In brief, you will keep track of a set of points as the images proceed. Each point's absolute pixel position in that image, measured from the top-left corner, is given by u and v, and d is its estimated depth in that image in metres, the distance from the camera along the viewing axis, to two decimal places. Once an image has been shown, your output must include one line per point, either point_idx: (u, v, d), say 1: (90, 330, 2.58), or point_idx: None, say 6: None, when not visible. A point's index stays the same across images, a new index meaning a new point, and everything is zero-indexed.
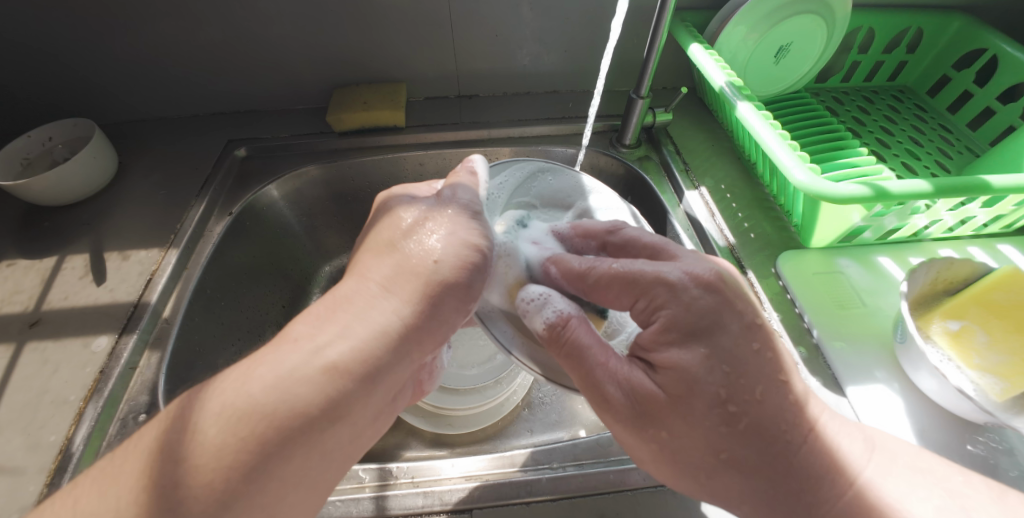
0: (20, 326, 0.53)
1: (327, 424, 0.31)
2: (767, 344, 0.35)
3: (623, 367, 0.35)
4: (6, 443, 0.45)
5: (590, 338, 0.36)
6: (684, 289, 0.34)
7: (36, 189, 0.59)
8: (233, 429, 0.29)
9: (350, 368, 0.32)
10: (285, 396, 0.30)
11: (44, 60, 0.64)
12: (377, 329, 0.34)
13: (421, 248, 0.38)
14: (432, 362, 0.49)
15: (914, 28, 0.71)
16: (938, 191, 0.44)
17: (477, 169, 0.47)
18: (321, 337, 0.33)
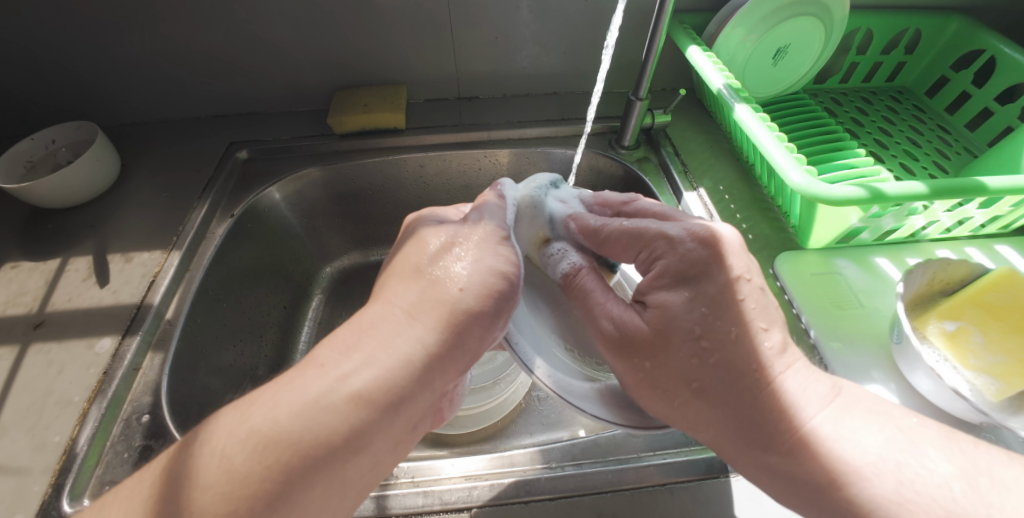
0: (24, 328, 0.53)
1: (349, 454, 0.31)
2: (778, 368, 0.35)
3: (620, 310, 0.39)
4: (11, 443, 0.46)
5: (593, 286, 0.42)
6: (680, 242, 0.39)
7: (39, 192, 0.59)
8: (258, 457, 0.30)
9: (372, 397, 0.32)
10: (310, 425, 0.31)
11: (46, 63, 0.65)
12: (401, 357, 0.34)
13: (448, 273, 0.38)
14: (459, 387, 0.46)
15: (912, 29, 0.71)
16: (934, 193, 0.45)
17: (505, 192, 0.48)
18: (347, 365, 0.33)
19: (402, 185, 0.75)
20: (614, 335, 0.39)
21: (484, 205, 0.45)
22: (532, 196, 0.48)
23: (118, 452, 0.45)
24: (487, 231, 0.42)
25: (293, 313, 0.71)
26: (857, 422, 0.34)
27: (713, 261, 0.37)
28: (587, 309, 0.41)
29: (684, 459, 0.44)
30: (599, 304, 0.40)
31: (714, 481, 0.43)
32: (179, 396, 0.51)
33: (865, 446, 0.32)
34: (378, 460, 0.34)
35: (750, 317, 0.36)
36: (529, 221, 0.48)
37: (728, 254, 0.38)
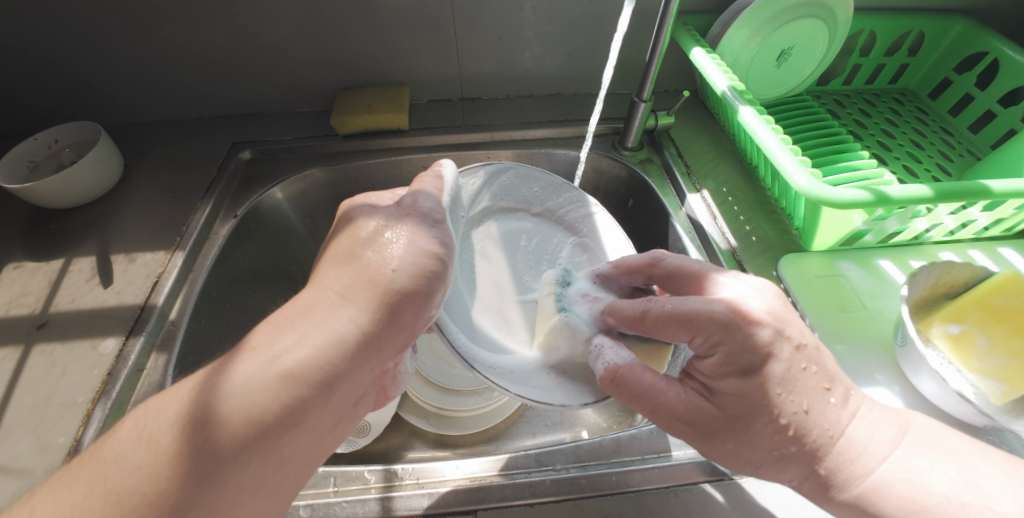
0: (28, 328, 0.53)
1: (284, 428, 0.33)
2: (801, 338, 0.35)
3: (681, 397, 0.37)
4: (16, 444, 0.46)
5: (644, 380, 0.37)
6: (737, 326, 0.35)
7: (41, 192, 0.59)
8: (188, 437, 0.31)
9: (304, 375, 0.33)
10: (239, 404, 0.31)
11: (49, 64, 0.65)
12: (334, 337, 0.35)
13: (380, 256, 0.38)
14: (399, 367, 0.47)
15: (916, 31, 0.71)
16: (939, 196, 0.45)
17: (444, 174, 0.47)
18: (278, 347, 0.34)
19: (405, 186, 0.75)
20: (686, 420, 0.36)
21: (417, 189, 0.44)
22: (598, 243, 0.51)
23: None
24: (418, 213, 0.42)
25: None
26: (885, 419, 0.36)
27: (789, 323, 0.35)
28: (641, 399, 0.37)
29: (688, 461, 0.44)
30: (652, 388, 0.37)
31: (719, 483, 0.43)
32: None
33: (878, 439, 0.35)
34: (315, 435, 0.35)
35: (811, 312, 0.36)
36: (599, 258, 0.51)
37: (790, 324, 0.35)
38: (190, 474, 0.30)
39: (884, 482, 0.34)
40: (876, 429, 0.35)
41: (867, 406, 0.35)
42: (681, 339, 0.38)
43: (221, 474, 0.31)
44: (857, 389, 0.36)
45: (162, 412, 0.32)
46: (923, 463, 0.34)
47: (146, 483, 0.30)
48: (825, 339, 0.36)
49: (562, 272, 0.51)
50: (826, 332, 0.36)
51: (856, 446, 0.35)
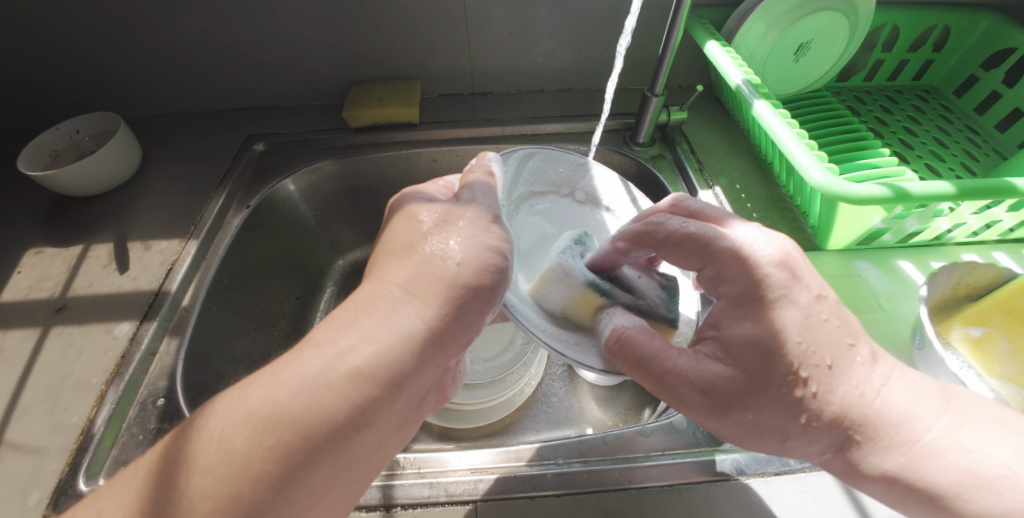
0: (47, 312, 0.55)
1: (356, 430, 0.32)
2: (817, 387, 0.33)
3: (693, 364, 0.36)
4: (31, 423, 0.47)
5: (651, 346, 0.37)
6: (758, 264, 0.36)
7: (62, 180, 0.61)
8: (259, 437, 0.30)
9: (373, 373, 0.33)
10: (311, 403, 0.31)
11: (74, 56, 0.67)
12: (399, 332, 0.34)
13: (441, 250, 0.38)
14: (458, 366, 0.47)
15: (941, 26, 0.69)
16: (963, 194, 0.43)
17: (493, 171, 0.47)
18: (345, 342, 0.33)
19: (416, 179, 0.75)
20: (699, 392, 0.35)
21: (472, 187, 0.44)
22: (560, 262, 0.43)
23: (134, 434, 0.46)
24: (477, 209, 0.41)
25: (306, 304, 0.72)
26: (979, 432, 0.33)
27: (794, 246, 0.37)
28: (692, 266, 0.37)
29: (692, 459, 0.43)
30: (680, 270, 0.37)
31: (723, 483, 0.42)
32: (193, 382, 0.51)
33: (920, 404, 0.33)
34: (382, 439, 0.34)
35: (839, 337, 0.34)
36: (558, 285, 0.43)
37: (804, 275, 0.35)
38: (265, 475, 0.29)
39: (928, 459, 0.33)
40: (915, 392, 0.34)
41: (915, 443, 0.33)
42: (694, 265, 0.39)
43: (286, 480, 0.30)
44: (882, 336, 0.36)
45: (231, 409, 0.31)
46: (976, 441, 0.33)
47: (219, 478, 0.29)
48: (862, 390, 0.33)
49: (549, 298, 0.43)
50: (856, 378, 0.34)
51: (902, 410, 0.33)
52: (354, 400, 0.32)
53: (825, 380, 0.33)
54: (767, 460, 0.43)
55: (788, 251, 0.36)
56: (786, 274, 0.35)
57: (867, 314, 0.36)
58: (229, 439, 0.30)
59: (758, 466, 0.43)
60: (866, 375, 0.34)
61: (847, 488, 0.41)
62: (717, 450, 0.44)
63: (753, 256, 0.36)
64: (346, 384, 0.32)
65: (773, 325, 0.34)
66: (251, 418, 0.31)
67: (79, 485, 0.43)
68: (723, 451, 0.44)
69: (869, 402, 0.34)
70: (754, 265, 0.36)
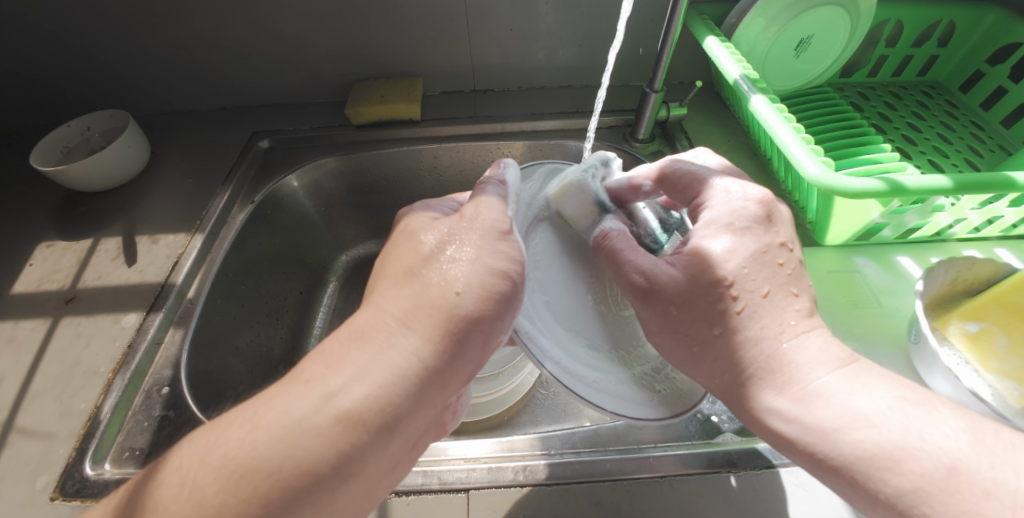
0: (57, 302, 0.57)
1: (341, 481, 0.32)
2: (742, 305, 0.37)
3: (653, 262, 0.40)
4: (41, 409, 0.49)
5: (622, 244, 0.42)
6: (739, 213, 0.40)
7: (73, 175, 0.62)
8: (236, 486, 0.30)
9: (363, 418, 0.32)
10: (294, 451, 0.31)
11: (86, 55, 0.69)
12: (394, 372, 0.34)
13: (442, 277, 0.38)
14: (460, 400, 0.45)
15: (946, 21, 0.68)
16: (961, 188, 0.43)
17: (506, 178, 0.46)
18: (336, 381, 0.33)
19: (417, 176, 0.76)
20: (642, 285, 0.40)
21: (478, 201, 0.42)
22: (580, 178, 0.47)
23: (139, 420, 0.48)
24: (481, 226, 0.40)
25: (308, 298, 0.73)
26: (876, 384, 0.33)
27: (760, 223, 0.39)
28: (617, 265, 0.42)
29: (684, 452, 0.44)
30: (628, 259, 0.41)
31: (715, 476, 0.42)
32: (197, 371, 0.53)
33: (863, 407, 0.32)
34: (368, 485, 0.34)
35: (782, 285, 0.37)
36: (574, 199, 0.47)
37: (775, 223, 0.40)
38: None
39: (890, 466, 0.30)
40: (861, 398, 0.32)
41: (811, 382, 0.34)
42: (683, 200, 0.45)
43: None
44: (816, 346, 0.35)
45: (212, 452, 0.32)
46: (862, 393, 0.33)
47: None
48: (782, 327, 0.36)
49: (568, 208, 0.48)
50: (784, 317, 0.36)
51: (832, 422, 0.32)
52: (341, 447, 0.32)
53: (788, 333, 0.36)
54: (759, 453, 0.43)
55: (749, 252, 0.38)
56: (737, 272, 0.37)
57: (799, 320, 0.36)
58: (208, 490, 0.30)
59: (750, 459, 0.43)
60: (794, 319, 0.36)
61: None
62: (710, 442, 0.45)
63: (705, 256, 0.38)
64: (333, 428, 0.31)
65: (721, 274, 0.37)
66: (230, 464, 0.31)
67: (85, 468, 0.44)
68: (715, 443, 0.44)
69: (784, 342, 0.36)
70: (710, 262, 0.38)
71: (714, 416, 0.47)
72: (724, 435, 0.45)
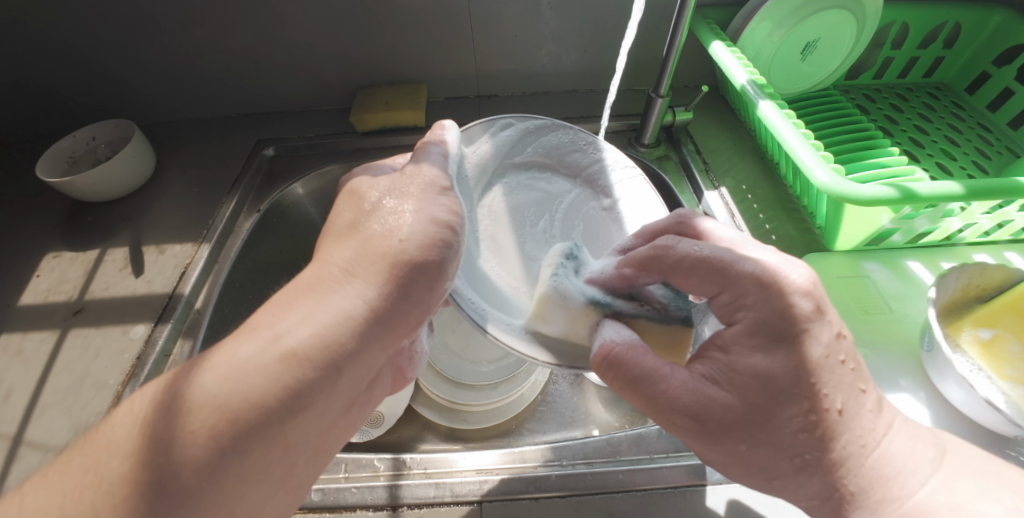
0: (65, 314, 0.57)
1: (291, 415, 0.31)
2: (840, 405, 0.31)
3: (689, 384, 0.33)
4: (51, 422, 0.49)
5: (645, 362, 0.33)
6: (771, 281, 0.33)
7: (79, 186, 0.62)
8: (184, 422, 0.29)
9: (308, 356, 0.32)
10: (243, 386, 0.30)
11: (93, 64, 0.69)
12: (340, 315, 0.33)
13: (384, 227, 0.37)
14: (414, 345, 0.47)
15: (952, 22, 0.68)
16: (972, 194, 0.42)
17: (447, 136, 0.46)
18: (281, 325, 0.32)
19: None
20: (697, 407, 0.32)
21: (422, 159, 0.42)
22: (553, 281, 0.38)
23: None
24: (428, 182, 0.40)
25: None
26: (977, 491, 0.31)
27: (818, 319, 0.32)
28: (647, 391, 0.33)
29: (696, 462, 0.43)
30: (660, 376, 0.33)
31: (729, 486, 0.42)
32: None
33: (986, 512, 0.29)
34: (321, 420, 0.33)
35: (833, 348, 0.32)
36: (556, 313, 0.37)
37: (827, 307, 0.33)
38: (191, 460, 0.29)
39: None
40: (963, 502, 0.30)
41: (908, 499, 0.31)
42: (704, 291, 0.36)
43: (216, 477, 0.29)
44: (943, 495, 0.31)
45: (162, 393, 0.30)
46: (968, 496, 0.30)
47: (149, 464, 0.28)
48: (864, 439, 0.32)
49: (548, 329, 0.38)
50: (861, 425, 0.32)
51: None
52: (286, 382, 0.31)
53: (849, 403, 0.32)
54: None
55: (831, 343, 0.32)
56: (816, 304, 0.33)
57: (877, 424, 0.32)
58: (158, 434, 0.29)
59: None
60: (872, 424, 0.32)
61: None
62: None
63: (769, 308, 0.33)
64: (279, 365, 0.31)
65: (790, 358, 0.32)
66: (182, 404, 0.30)
67: None
68: None
69: (867, 454, 0.32)
70: (793, 376, 0.31)
71: None
72: None
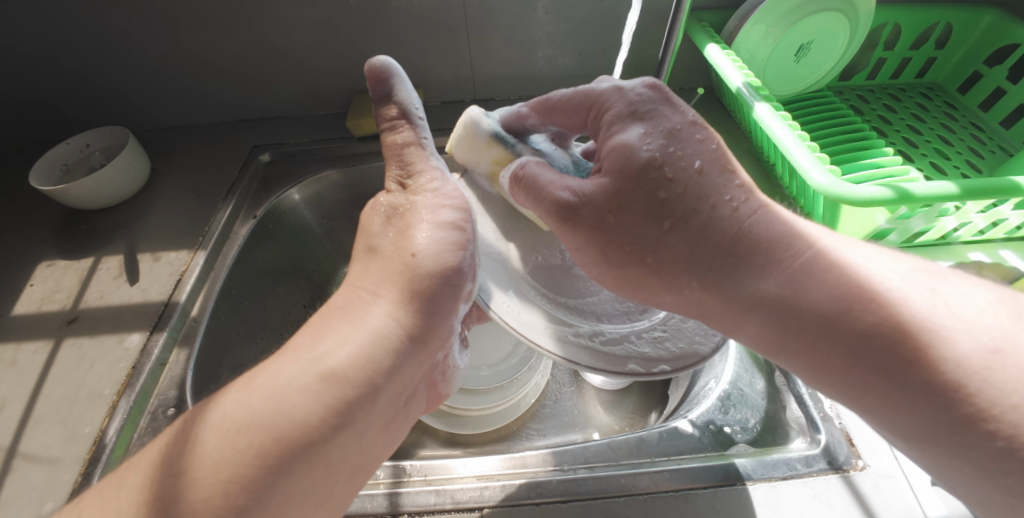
0: (59, 323, 0.56)
1: (336, 432, 0.32)
2: (683, 185, 0.38)
3: (577, 182, 0.42)
4: (46, 433, 0.48)
5: (542, 174, 0.44)
6: (631, 90, 0.42)
7: (73, 194, 0.62)
8: (231, 440, 0.29)
9: (348, 375, 0.33)
10: (285, 406, 0.30)
11: (86, 70, 0.68)
12: (371, 332, 0.35)
13: (401, 245, 0.40)
14: (448, 361, 0.44)
15: (943, 23, 0.68)
16: (967, 194, 0.43)
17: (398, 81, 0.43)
18: (321, 347, 0.34)
19: None
20: (569, 200, 0.41)
21: (406, 161, 0.43)
22: (473, 116, 0.50)
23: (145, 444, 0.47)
24: (423, 193, 0.42)
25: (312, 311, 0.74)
26: (883, 259, 0.34)
27: (663, 101, 0.41)
28: (537, 191, 0.43)
29: (697, 465, 0.43)
30: (552, 182, 0.43)
31: (732, 489, 0.42)
32: (202, 392, 0.52)
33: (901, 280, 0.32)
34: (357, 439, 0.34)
35: (716, 158, 0.39)
36: (472, 140, 0.50)
37: (675, 100, 0.41)
38: (235, 478, 0.28)
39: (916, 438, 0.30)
40: (870, 260, 0.34)
41: (807, 250, 0.34)
42: (581, 118, 0.45)
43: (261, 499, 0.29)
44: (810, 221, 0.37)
45: (203, 419, 0.31)
46: (869, 258, 0.34)
47: (190, 483, 0.28)
48: (734, 204, 0.37)
49: (468, 153, 0.51)
50: (727, 193, 0.38)
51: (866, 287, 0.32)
52: (329, 402, 0.32)
53: (690, 183, 0.38)
54: (773, 464, 0.43)
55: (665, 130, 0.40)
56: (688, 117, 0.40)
57: (749, 197, 0.37)
58: (200, 456, 0.29)
59: (764, 470, 0.43)
60: (743, 197, 0.37)
61: (852, 487, 0.42)
62: (724, 454, 0.45)
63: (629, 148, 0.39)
64: (320, 385, 0.32)
65: (683, 115, 0.40)
66: (222, 425, 0.30)
67: None
68: (728, 455, 0.44)
69: (740, 219, 0.37)
70: (630, 150, 0.39)
71: (726, 427, 0.47)
72: (738, 446, 0.46)
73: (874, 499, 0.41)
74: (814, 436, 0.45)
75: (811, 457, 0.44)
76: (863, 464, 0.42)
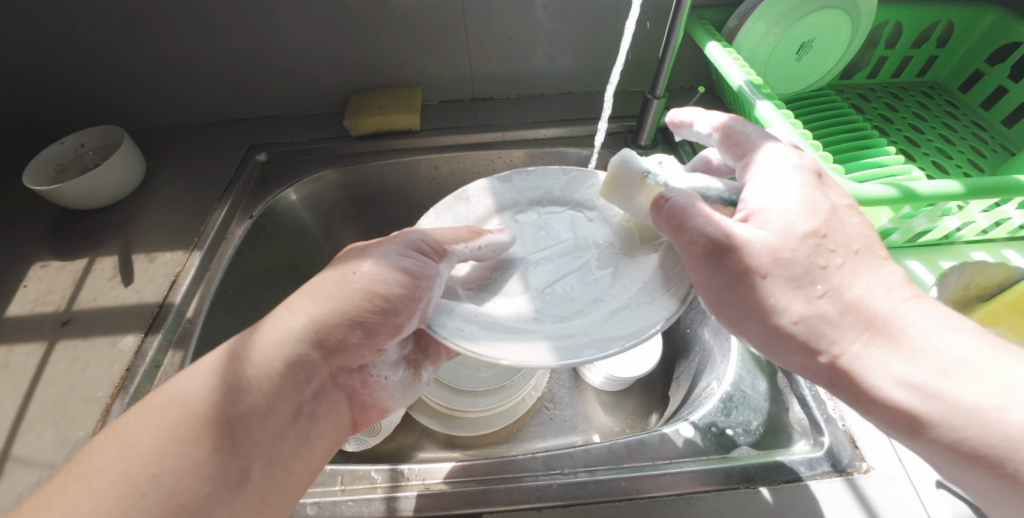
0: (52, 325, 0.55)
1: (246, 413, 0.36)
2: (800, 319, 0.35)
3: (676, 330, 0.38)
4: (38, 436, 0.47)
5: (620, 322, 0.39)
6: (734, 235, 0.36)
7: (67, 194, 0.61)
8: (155, 435, 0.34)
9: (249, 358, 0.37)
10: (194, 390, 0.36)
11: (80, 68, 0.68)
12: (291, 333, 0.39)
13: (343, 275, 0.40)
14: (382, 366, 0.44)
15: (945, 21, 0.68)
16: (971, 193, 0.42)
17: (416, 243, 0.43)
18: (238, 347, 0.38)
19: (418, 185, 0.75)
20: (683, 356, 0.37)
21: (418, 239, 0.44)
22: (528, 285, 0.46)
23: None
24: (397, 242, 0.43)
25: None
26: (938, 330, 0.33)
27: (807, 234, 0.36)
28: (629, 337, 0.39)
29: (699, 468, 0.43)
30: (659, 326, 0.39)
31: (734, 492, 0.41)
32: None
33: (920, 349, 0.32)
34: (307, 439, 0.40)
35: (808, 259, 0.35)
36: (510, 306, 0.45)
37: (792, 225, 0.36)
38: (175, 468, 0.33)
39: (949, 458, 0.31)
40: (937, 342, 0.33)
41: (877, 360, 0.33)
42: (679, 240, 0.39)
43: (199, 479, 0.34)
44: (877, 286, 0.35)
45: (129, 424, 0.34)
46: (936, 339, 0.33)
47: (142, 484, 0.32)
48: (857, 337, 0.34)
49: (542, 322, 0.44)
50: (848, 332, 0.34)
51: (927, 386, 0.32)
52: (229, 380, 0.36)
53: (819, 319, 0.34)
54: (776, 467, 0.42)
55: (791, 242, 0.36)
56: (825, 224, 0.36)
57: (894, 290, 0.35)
58: (165, 474, 0.33)
59: (767, 474, 0.42)
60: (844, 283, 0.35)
61: (856, 490, 0.41)
62: (726, 457, 0.44)
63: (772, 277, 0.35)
64: (223, 371, 0.37)
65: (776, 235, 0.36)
66: (157, 412, 0.35)
67: None
68: (731, 458, 0.44)
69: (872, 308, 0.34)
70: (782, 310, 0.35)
71: (729, 429, 0.46)
72: (740, 448, 0.45)
73: (879, 503, 0.40)
74: (818, 439, 0.44)
75: (814, 459, 0.43)
76: (868, 467, 0.42)
